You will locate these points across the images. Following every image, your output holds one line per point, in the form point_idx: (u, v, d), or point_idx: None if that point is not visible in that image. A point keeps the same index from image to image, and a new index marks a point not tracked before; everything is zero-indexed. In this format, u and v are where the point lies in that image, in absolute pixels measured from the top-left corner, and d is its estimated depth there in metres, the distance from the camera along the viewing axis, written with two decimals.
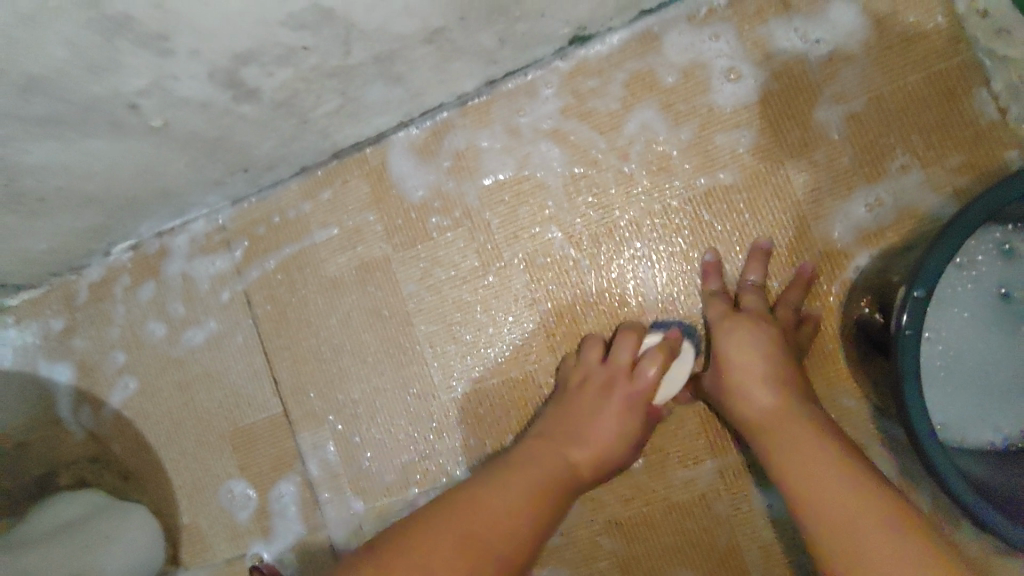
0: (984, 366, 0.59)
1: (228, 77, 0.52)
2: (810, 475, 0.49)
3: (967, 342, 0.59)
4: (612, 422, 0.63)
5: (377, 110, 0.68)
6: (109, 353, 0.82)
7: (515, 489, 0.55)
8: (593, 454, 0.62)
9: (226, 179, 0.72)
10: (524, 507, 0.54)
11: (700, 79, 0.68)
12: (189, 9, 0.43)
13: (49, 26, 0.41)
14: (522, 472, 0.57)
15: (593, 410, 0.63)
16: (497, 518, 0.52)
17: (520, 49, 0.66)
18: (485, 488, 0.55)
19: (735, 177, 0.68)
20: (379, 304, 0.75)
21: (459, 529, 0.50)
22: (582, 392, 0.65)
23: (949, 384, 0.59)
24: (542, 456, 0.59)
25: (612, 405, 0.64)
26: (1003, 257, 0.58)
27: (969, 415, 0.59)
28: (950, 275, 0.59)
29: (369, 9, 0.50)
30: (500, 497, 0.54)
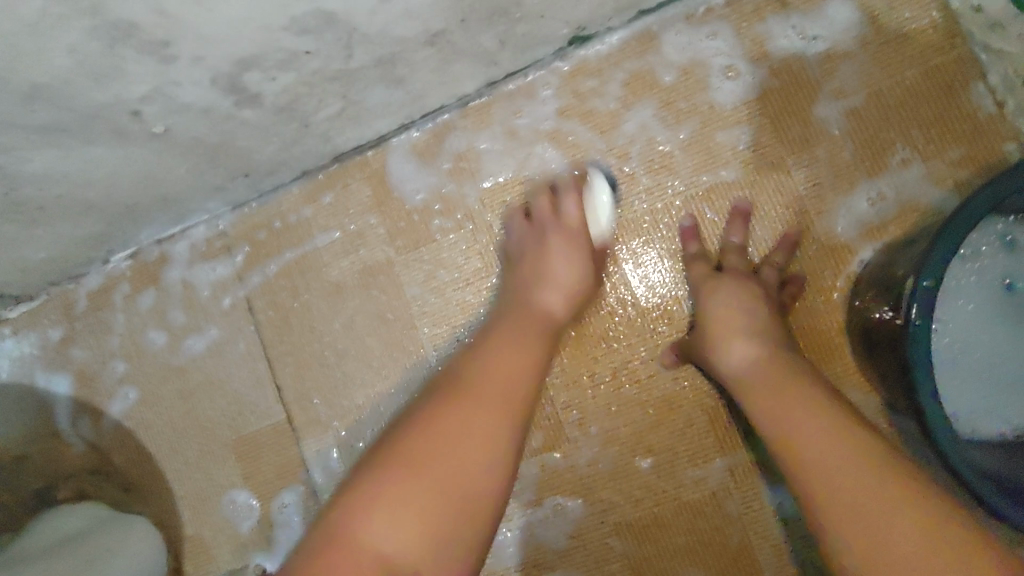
0: (992, 358, 0.59)
1: (230, 82, 0.52)
2: (807, 438, 0.48)
3: (973, 333, 0.59)
4: (565, 264, 0.65)
5: (378, 112, 0.68)
6: (109, 363, 0.81)
7: (515, 359, 0.56)
8: (560, 293, 0.64)
9: (226, 185, 0.71)
10: (522, 368, 0.56)
11: (699, 77, 0.69)
12: (193, 15, 0.43)
13: (53, 35, 0.41)
14: (513, 335, 0.59)
15: (548, 262, 0.65)
16: (499, 377, 0.54)
17: (521, 50, 0.66)
18: (484, 363, 0.55)
19: (737, 174, 0.68)
20: (383, 308, 0.75)
21: (459, 405, 0.51)
22: (533, 255, 0.67)
23: (959, 377, 0.59)
24: (522, 318, 0.62)
25: (556, 243, 0.66)
26: (1007, 250, 0.59)
27: (978, 406, 0.59)
28: (956, 269, 0.59)
29: (372, 11, 0.50)
30: (497, 359, 0.56)
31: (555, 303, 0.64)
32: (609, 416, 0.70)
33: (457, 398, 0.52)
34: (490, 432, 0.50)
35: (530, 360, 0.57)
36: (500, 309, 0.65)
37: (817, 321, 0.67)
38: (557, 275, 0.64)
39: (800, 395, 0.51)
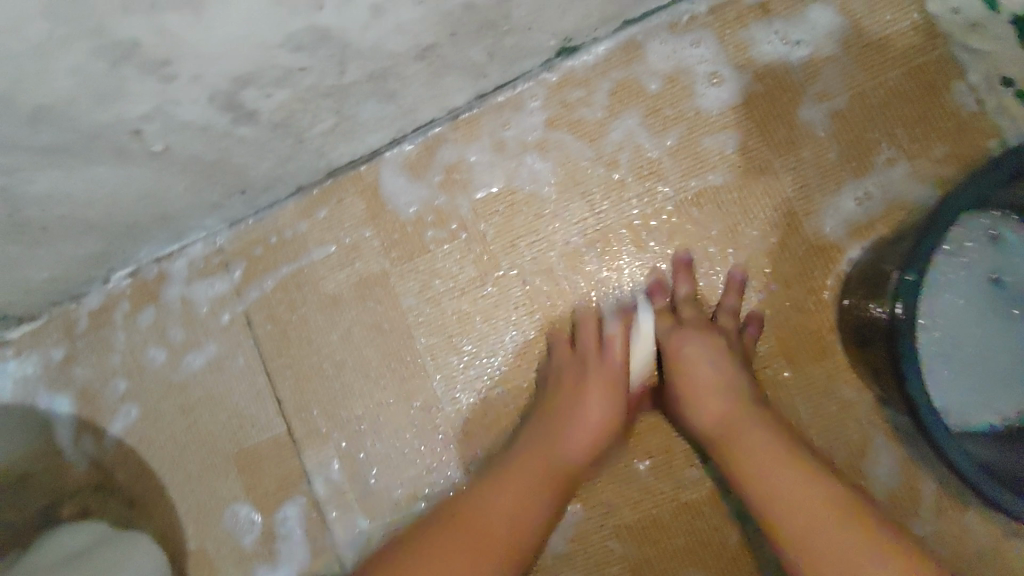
0: (982, 351, 0.60)
1: (228, 99, 0.53)
2: (772, 490, 0.52)
3: (963, 327, 0.60)
4: (598, 404, 0.64)
5: (371, 127, 0.69)
6: (110, 381, 0.81)
7: (512, 500, 0.59)
8: (585, 437, 0.63)
9: (223, 202, 0.72)
10: (518, 509, 0.59)
11: (684, 84, 0.70)
12: (192, 34, 0.44)
13: (57, 56, 0.42)
14: (520, 471, 0.61)
15: (580, 394, 0.65)
16: (498, 507, 0.58)
17: (509, 63, 0.67)
18: (480, 504, 0.59)
19: (725, 178, 0.69)
20: (380, 319, 0.76)
21: (455, 537, 0.56)
22: (568, 363, 0.68)
23: (951, 371, 0.60)
24: (540, 450, 0.63)
25: (591, 378, 0.65)
26: (993, 244, 0.59)
27: (971, 399, 0.60)
28: (944, 264, 0.60)
29: (364, 27, 0.51)
30: (500, 497, 0.59)
31: (572, 448, 0.63)
32: None
33: (449, 532, 0.56)
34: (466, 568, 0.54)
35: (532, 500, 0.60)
36: (531, 420, 0.67)
37: (809, 319, 0.67)
38: (580, 411, 0.64)
39: (779, 468, 0.52)
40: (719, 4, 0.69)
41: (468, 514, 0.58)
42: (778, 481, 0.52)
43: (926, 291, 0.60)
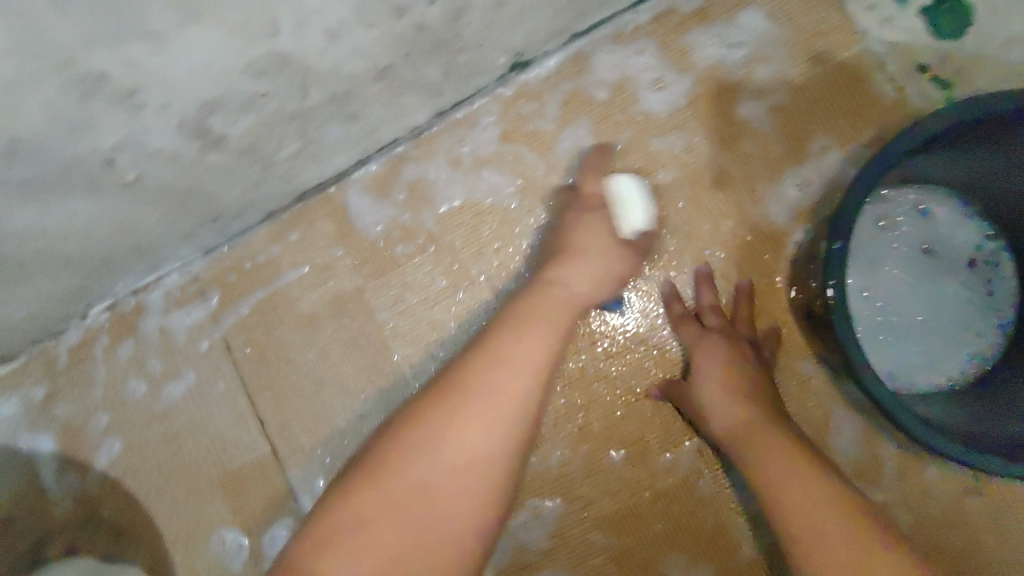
0: (922, 316, 0.64)
1: (196, 126, 0.56)
2: (781, 482, 0.53)
3: (903, 296, 0.64)
4: (587, 235, 0.67)
5: (335, 149, 0.72)
6: (92, 415, 0.82)
7: (512, 381, 0.54)
8: (582, 273, 0.64)
9: (196, 231, 0.74)
10: (529, 371, 0.55)
11: (631, 91, 0.74)
12: (158, 64, 0.47)
13: (30, 90, 0.44)
14: (533, 330, 0.59)
15: (572, 230, 0.68)
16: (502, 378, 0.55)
17: (464, 80, 0.71)
18: (491, 373, 0.54)
19: (676, 175, 0.73)
20: (356, 334, 0.78)
21: (451, 407, 0.53)
22: (561, 233, 0.70)
23: (895, 337, 0.64)
24: (539, 302, 0.61)
25: (578, 218, 0.68)
26: (919, 215, 0.64)
27: (917, 364, 0.63)
28: (876, 239, 0.65)
29: (323, 51, 0.54)
30: (512, 356, 0.56)
31: (571, 279, 0.64)
32: (581, 415, 0.73)
33: (465, 398, 0.53)
34: (482, 444, 0.51)
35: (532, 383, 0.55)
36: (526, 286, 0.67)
37: (763, 303, 0.71)
38: (578, 259, 0.65)
39: (789, 463, 0.54)
40: (658, 14, 0.73)
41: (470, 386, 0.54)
42: (787, 475, 0.54)
43: (860, 264, 0.65)
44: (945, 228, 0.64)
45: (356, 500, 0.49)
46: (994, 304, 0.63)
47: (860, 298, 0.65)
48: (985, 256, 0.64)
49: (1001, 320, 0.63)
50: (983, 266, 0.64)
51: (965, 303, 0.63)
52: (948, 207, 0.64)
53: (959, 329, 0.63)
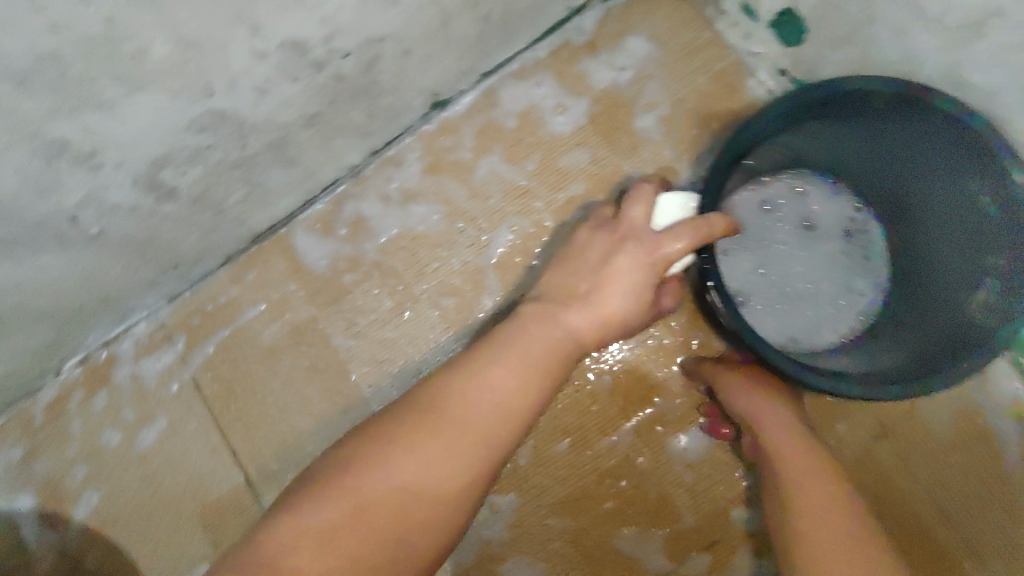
0: (809, 284, 0.73)
1: (149, 180, 0.63)
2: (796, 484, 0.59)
3: (792, 268, 0.74)
4: (624, 288, 0.60)
5: (280, 192, 0.80)
6: (70, 468, 0.86)
7: (501, 415, 0.52)
8: (593, 314, 0.59)
9: (159, 279, 0.81)
10: (515, 401, 0.53)
11: (539, 116, 0.84)
12: (111, 128, 0.54)
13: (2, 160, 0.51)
14: (524, 355, 0.56)
15: (608, 274, 0.61)
16: (488, 403, 0.52)
17: (390, 120, 0.80)
18: (477, 392, 0.53)
19: (587, 186, 0.82)
20: (315, 360, 0.84)
21: (432, 428, 0.50)
22: (595, 265, 0.62)
23: (789, 305, 0.73)
24: (540, 326, 0.59)
25: (623, 264, 0.60)
26: (796, 197, 0.75)
27: (814, 323, 0.72)
28: (762, 221, 0.74)
29: (255, 105, 0.62)
30: (500, 381, 0.54)
31: (583, 329, 0.59)
32: None
33: (449, 422, 0.51)
34: (458, 474, 0.49)
35: (517, 418, 0.53)
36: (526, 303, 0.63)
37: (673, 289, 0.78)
38: (589, 299, 0.60)
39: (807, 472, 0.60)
40: (555, 48, 0.83)
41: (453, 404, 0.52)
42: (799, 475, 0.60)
43: (753, 245, 0.74)
44: (819, 207, 0.75)
45: (325, 498, 0.47)
46: (870, 268, 0.73)
47: (754, 274, 0.74)
48: (858, 227, 0.74)
49: (878, 280, 0.73)
50: (855, 235, 0.74)
51: (844, 269, 0.73)
52: (821, 189, 0.75)
53: (842, 291, 0.73)
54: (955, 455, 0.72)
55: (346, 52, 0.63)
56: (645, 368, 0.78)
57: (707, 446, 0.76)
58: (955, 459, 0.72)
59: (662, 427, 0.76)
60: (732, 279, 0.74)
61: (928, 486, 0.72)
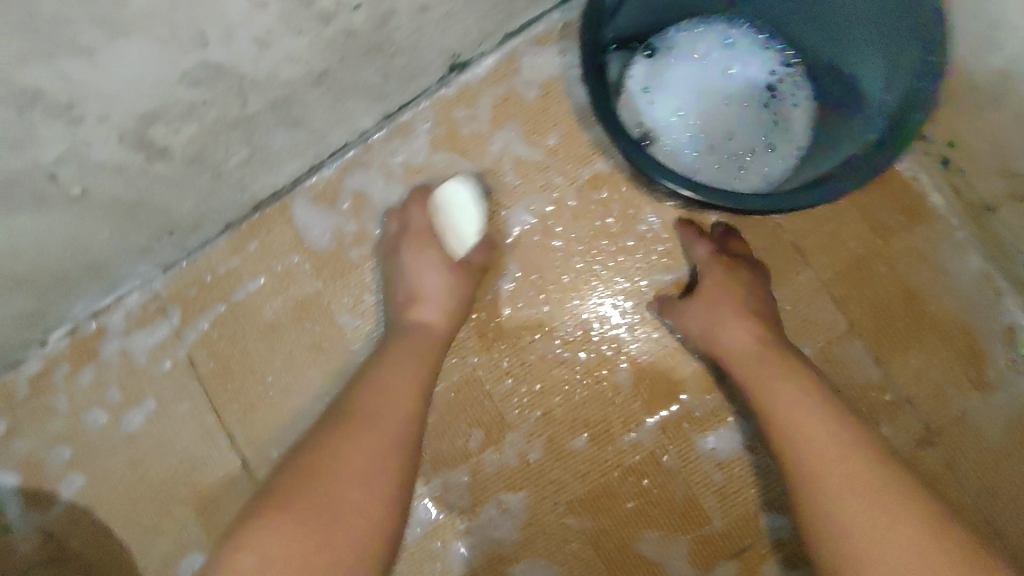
0: (720, 130, 0.70)
1: (138, 137, 0.57)
2: (807, 424, 0.57)
3: (700, 108, 0.70)
4: (431, 273, 0.70)
5: (286, 155, 0.73)
6: (55, 445, 0.80)
7: (402, 404, 0.60)
8: (428, 303, 0.69)
9: (152, 246, 0.74)
10: (409, 395, 0.61)
11: (566, 83, 0.77)
12: (92, 76, 0.48)
13: None
14: (404, 359, 0.64)
15: (416, 275, 0.70)
16: (387, 393, 0.60)
17: (407, 81, 0.73)
18: (373, 395, 0.60)
19: (614, 162, 0.75)
20: (318, 338, 0.78)
21: (342, 431, 0.56)
22: (410, 271, 0.71)
23: (694, 144, 0.70)
24: (407, 334, 0.68)
25: (416, 257, 0.71)
26: (724, 48, 0.71)
27: (716, 166, 0.70)
28: (676, 68, 0.71)
29: (255, 58, 0.56)
30: (391, 381, 0.62)
31: (427, 319, 0.69)
32: (546, 400, 0.73)
33: (359, 427, 0.56)
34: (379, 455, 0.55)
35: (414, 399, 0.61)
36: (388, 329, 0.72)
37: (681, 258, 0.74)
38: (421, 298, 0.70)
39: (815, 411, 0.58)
40: None
41: (357, 409, 0.58)
42: (803, 415, 0.58)
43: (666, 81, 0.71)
44: (752, 61, 0.71)
45: (264, 521, 0.49)
46: (781, 126, 0.70)
47: (659, 107, 0.71)
48: (780, 86, 0.70)
49: (795, 140, 0.69)
50: (770, 98, 0.70)
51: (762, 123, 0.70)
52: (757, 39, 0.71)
53: (751, 142, 0.70)
54: (1005, 463, 0.67)
55: (357, 4, 0.56)
56: (674, 360, 0.72)
57: (739, 443, 0.70)
58: (1005, 467, 0.67)
59: (689, 425, 0.71)
60: (640, 110, 0.71)
61: (979, 495, 0.67)
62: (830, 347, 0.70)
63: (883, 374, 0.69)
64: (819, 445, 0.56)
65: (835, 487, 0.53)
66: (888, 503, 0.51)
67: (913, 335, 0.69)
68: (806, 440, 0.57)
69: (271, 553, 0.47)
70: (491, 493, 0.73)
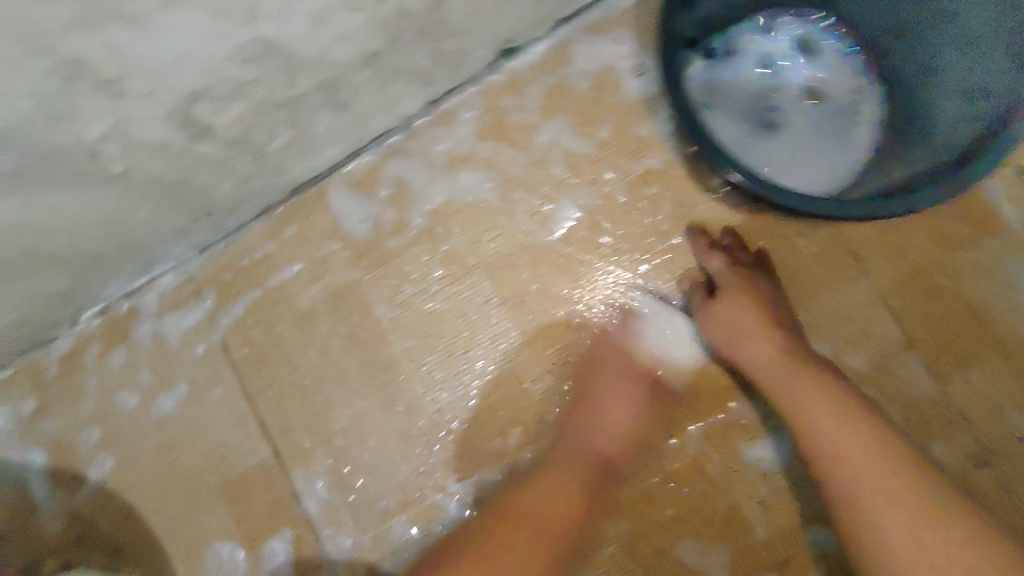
0: (793, 125, 0.69)
1: (182, 116, 0.55)
2: (826, 429, 0.57)
3: (770, 105, 0.70)
4: (622, 410, 0.69)
5: (329, 139, 0.71)
6: (85, 426, 0.79)
7: (551, 520, 0.64)
8: (603, 431, 0.69)
9: (189, 228, 0.73)
10: (563, 515, 0.65)
11: (619, 73, 0.74)
12: (141, 49, 0.45)
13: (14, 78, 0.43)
14: (559, 473, 0.67)
15: (608, 408, 0.69)
16: (547, 509, 0.64)
17: (456, 66, 0.71)
18: (535, 503, 0.65)
19: (666, 158, 0.73)
20: (355, 329, 0.77)
21: (502, 535, 0.63)
22: (591, 392, 0.71)
23: (770, 141, 0.69)
24: (572, 444, 0.69)
25: (618, 377, 0.70)
26: (786, 43, 0.71)
27: (793, 161, 0.68)
28: (750, 73, 0.70)
29: (308, 37, 0.53)
30: (550, 495, 0.65)
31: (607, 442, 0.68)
32: None
33: (510, 535, 0.63)
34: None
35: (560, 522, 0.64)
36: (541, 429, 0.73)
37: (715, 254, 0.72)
38: (597, 403, 0.70)
39: (832, 413, 0.58)
40: None
41: (517, 513, 0.64)
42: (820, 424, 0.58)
43: (733, 80, 0.70)
44: (814, 55, 0.71)
45: None
46: (853, 119, 0.69)
47: (728, 106, 0.70)
48: (856, 101, 0.69)
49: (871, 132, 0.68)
50: (845, 112, 0.69)
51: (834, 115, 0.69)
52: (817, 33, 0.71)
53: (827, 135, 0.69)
54: None
55: None
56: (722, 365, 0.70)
57: (785, 454, 0.68)
58: None
59: (735, 432, 0.69)
60: (711, 109, 0.70)
61: None
62: (885, 358, 0.68)
63: (938, 389, 0.67)
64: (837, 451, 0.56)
65: (858, 496, 0.54)
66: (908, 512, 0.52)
67: (973, 352, 0.67)
68: (826, 446, 0.57)
69: None
70: None
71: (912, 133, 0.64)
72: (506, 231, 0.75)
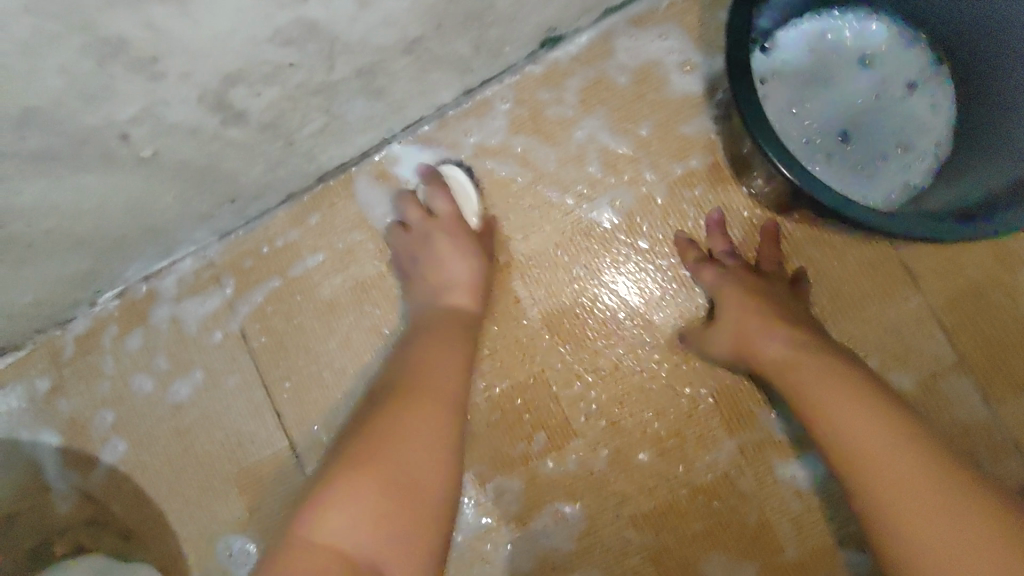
0: (857, 127, 0.66)
1: (216, 99, 0.52)
2: (834, 409, 0.53)
3: (835, 104, 0.66)
4: (456, 260, 0.70)
5: (361, 127, 0.68)
6: (99, 409, 0.78)
7: (449, 396, 0.61)
8: (465, 289, 0.69)
9: (213, 212, 0.71)
10: (453, 390, 0.62)
11: (664, 70, 0.71)
12: (181, 29, 0.43)
13: (48, 55, 0.41)
14: (438, 335, 0.66)
15: (443, 260, 0.70)
16: (443, 371, 0.63)
17: (496, 55, 0.68)
18: (432, 371, 0.62)
19: (709, 161, 0.70)
20: (378, 323, 0.74)
21: (406, 401, 0.59)
22: (428, 261, 0.71)
23: (829, 141, 0.66)
24: (446, 314, 0.68)
25: (441, 244, 0.70)
26: (858, 41, 0.67)
27: (850, 165, 0.66)
28: (815, 69, 0.67)
29: (352, 20, 0.51)
30: (440, 366, 0.63)
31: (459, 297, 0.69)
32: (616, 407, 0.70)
33: (417, 403, 0.59)
34: (424, 439, 0.57)
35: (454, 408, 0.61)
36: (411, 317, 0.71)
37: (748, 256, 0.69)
38: (439, 256, 0.70)
39: (839, 389, 0.53)
40: None
41: (422, 389, 0.61)
42: (830, 406, 0.53)
43: (796, 76, 0.67)
44: (887, 56, 0.67)
45: (333, 484, 0.52)
46: (919, 127, 0.66)
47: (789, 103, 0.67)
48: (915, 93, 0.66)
49: (935, 143, 0.65)
50: (904, 103, 0.66)
51: (902, 120, 0.66)
52: (890, 34, 0.67)
53: (893, 140, 0.66)
54: None
55: None
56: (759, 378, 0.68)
57: (823, 473, 0.66)
58: None
59: (771, 447, 0.67)
60: (770, 107, 0.67)
61: None
62: (931, 377, 0.65)
63: (988, 413, 0.64)
64: (846, 433, 0.52)
65: (868, 479, 0.50)
66: (924, 495, 0.47)
67: None
68: (836, 430, 0.53)
69: (349, 508, 0.51)
70: (552, 499, 0.70)
71: (980, 140, 0.61)
72: (538, 229, 0.72)
